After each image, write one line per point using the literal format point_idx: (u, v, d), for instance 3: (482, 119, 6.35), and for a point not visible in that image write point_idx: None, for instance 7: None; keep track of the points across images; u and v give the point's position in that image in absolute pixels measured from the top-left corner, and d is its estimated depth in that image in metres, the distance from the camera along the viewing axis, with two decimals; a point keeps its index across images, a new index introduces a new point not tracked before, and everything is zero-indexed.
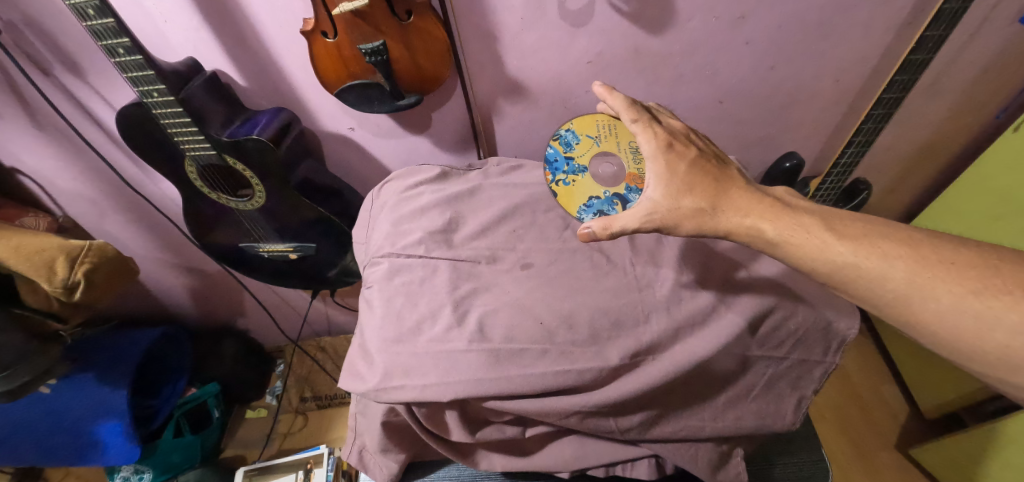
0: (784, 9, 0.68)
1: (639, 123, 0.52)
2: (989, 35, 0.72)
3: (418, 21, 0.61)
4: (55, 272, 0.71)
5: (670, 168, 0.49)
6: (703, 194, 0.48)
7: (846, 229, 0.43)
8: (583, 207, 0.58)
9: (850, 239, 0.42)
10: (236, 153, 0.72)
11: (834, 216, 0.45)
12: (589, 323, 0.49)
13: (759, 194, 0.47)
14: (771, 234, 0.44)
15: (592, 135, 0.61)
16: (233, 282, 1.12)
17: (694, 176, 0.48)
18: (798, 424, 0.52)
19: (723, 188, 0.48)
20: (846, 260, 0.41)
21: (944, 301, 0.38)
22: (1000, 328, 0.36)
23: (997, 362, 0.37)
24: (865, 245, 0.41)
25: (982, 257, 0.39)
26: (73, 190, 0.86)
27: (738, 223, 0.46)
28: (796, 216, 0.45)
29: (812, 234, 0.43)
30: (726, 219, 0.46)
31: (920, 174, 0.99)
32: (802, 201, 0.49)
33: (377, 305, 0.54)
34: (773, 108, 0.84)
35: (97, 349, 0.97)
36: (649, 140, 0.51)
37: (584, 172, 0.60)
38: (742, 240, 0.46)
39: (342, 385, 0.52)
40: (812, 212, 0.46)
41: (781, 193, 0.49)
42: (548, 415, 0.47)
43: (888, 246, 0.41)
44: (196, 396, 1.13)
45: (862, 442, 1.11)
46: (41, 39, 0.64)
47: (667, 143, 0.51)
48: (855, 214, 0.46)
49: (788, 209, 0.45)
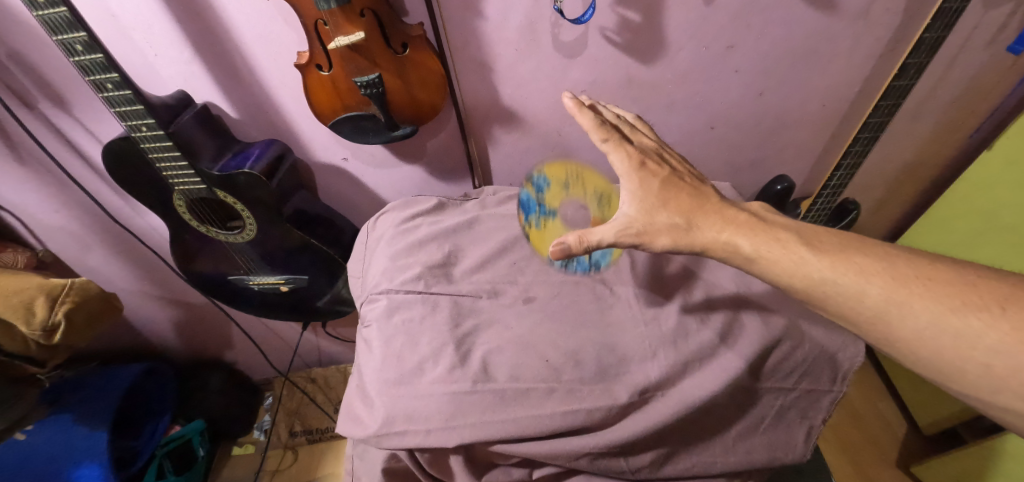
0: (771, 38, 0.70)
1: (609, 143, 0.51)
2: (966, 60, 0.74)
3: (414, 54, 0.61)
4: (34, 313, 0.68)
5: (644, 185, 0.49)
6: (677, 210, 0.47)
7: (823, 244, 0.42)
8: (553, 250, 0.59)
9: (824, 254, 0.41)
10: (227, 188, 0.70)
11: (811, 231, 0.44)
12: (595, 360, 0.48)
13: (734, 210, 0.47)
14: (747, 250, 0.43)
15: (563, 179, 0.62)
16: (220, 313, 1.09)
17: (668, 193, 0.48)
18: (808, 456, 0.50)
19: (699, 204, 0.47)
20: (823, 276, 0.40)
21: (924, 318, 0.36)
22: (981, 347, 0.34)
23: (987, 387, 0.35)
24: (840, 261, 0.40)
25: (960, 274, 0.38)
26: (55, 224, 0.83)
27: (715, 239, 0.45)
28: (774, 230, 0.44)
29: (789, 249, 0.42)
30: (703, 235, 0.45)
31: (906, 194, 1.01)
32: (779, 218, 0.48)
33: (377, 346, 0.53)
34: (763, 132, 0.85)
35: (79, 391, 0.93)
36: (621, 158, 0.50)
37: (554, 214, 0.60)
38: (720, 256, 0.45)
39: (340, 428, 0.50)
40: (790, 227, 0.45)
41: (756, 208, 0.49)
42: (557, 458, 0.45)
43: (865, 263, 0.40)
44: (180, 435, 1.09)
45: (865, 460, 1.10)
46: (26, 73, 0.62)
47: (639, 161, 0.50)
48: (831, 230, 0.45)
49: (763, 224, 0.45)
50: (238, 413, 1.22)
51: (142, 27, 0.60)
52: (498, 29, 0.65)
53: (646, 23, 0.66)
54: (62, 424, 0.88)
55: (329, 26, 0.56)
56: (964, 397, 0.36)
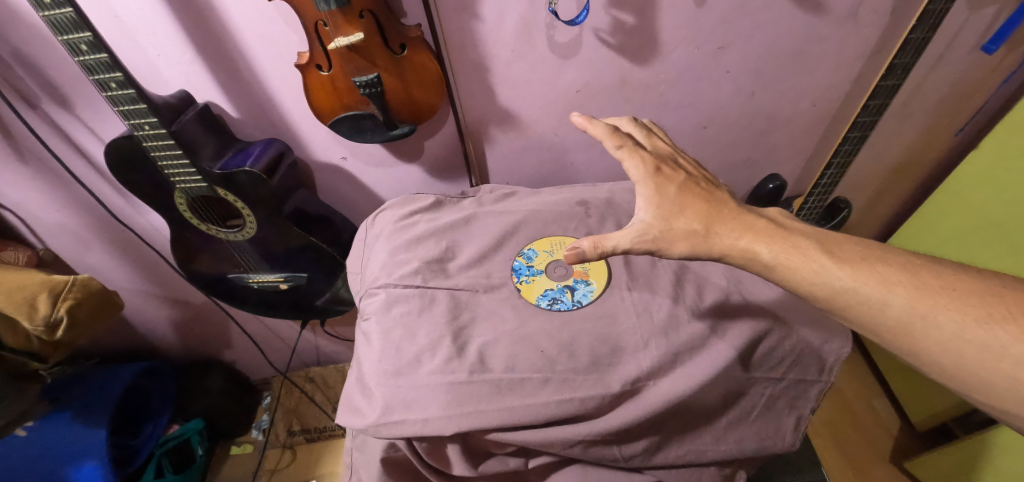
0: (761, 39, 0.72)
1: (624, 149, 0.52)
2: (951, 61, 0.76)
3: (411, 54, 0.62)
4: (37, 309, 0.69)
5: (661, 190, 0.49)
6: (694, 216, 0.48)
7: (843, 252, 0.42)
8: (540, 295, 0.56)
9: (843, 261, 0.42)
10: (227, 186, 0.71)
11: (830, 237, 0.44)
12: (588, 350, 0.49)
13: (750, 215, 0.47)
14: (766, 256, 0.44)
15: (548, 248, 0.62)
16: (219, 312, 1.09)
17: (684, 199, 0.49)
18: (797, 446, 0.51)
19: (715, 210, 0.48)
20: (843, 284, 0.40)
21: (947, 330, 0.36)
22: (1006, 359, 0.34)
23: (1012, 399, 0.34)
24: (862, 268, 0.40)
25: (984, 284, 0.38)
26: (55, 222, 0.84)
27: (732, 245, 0.45)
28: (792, 237, 0.44)
29: (808, 257, 0.42)
30: (720, 241, 0.45)
31: (896, 193, 1.03)
32: (796, 223, 0.48)
33: (375, 338, 0.54)
34: (755, 132, 0.87)
35: (77, 389, 0.94)
36: (636, 165, 0.51)
37: (541, 272, 0.59)
38: (738, 262, 0.45)
39: (340, 420, 0.51)
40: (808, 234, 0.45)
41: (773, 214, 0.49)
42: (551, 446, 0.46)
43: (884, 270, 0.40)
44: (178, 434, 1.10)
45: (857, 455, 1.12)
46: (30, 73, 0.64)
47: (655, 168, 0.51)
48: (851, 237, 0.45)
49: (782, 231, 0.45)
50: (236, 412, 1.22)
51: (145, 27, 0.61)
52: (493, 30, 0.66)
53: (639, 24, 0.68)
54: (61, 420, 0.88)
55: (329, 27, 0.57)
56: (989, 409, 0.36)
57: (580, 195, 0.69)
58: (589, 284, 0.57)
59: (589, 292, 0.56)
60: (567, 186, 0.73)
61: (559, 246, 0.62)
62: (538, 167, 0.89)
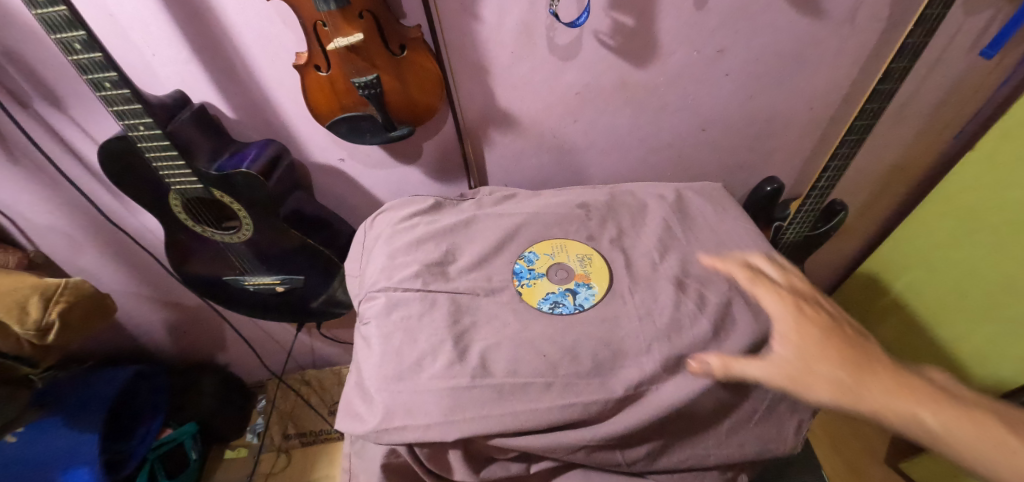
0: (760, 42, 0.72)
1: (762, 286, 0.50)
2: (946, 65, 0.77)
3: (411, 55, 0.62)
4: (28, 313, 0.68)
5: (802, 333, 0.46)
6: (838, 365, 0.44)
7: (950, 405, 0.41)
8: (541, 298, 0.56)
9: (948, 414, 0.40)
10: (224, 187, 0.71)
11: (976, 405, 0.41)
12: (591, 354, 0.49)
13: (913, 377, 0.43)
14: (916, 423, 0.40)
15: (549, 251, 0.61)
16: (213, 314, 1.08)
17: (828, 346, 0.45)
18: (798, 449, 0.51)
19: (863, 365, 0.44)
20: (938, 435, 0.40)
21: None
22: None
23: None
24: (967, 421, 0.40)
25: None
26: (47, 224, 0.83)
27: (885, 408, 0.41)
28: (935, 395, 0.41)
29: (952, 421, 0.40)
30: (871, 399, 0.41)
31: (892, 195, 1.04)
32: (940, 380, 0.44)
33: (375, 342, 0.53)
34: (753, 134, 0.87)
35: (67, 393, 0.93)
36: (776, 302, 0.49)
37: (542, 276, 0.58)
38: (885, 424, 0.41)
39: (339, 425, 0.51)
40: (958, 399, 0.42)
41: (917, 371, 0.45)
42: (554, 451, 0.46)
43: (1009, 436, 0.39)
44: (172, 438, 1.08)
45: (854, 457, 1.13)
46: (23, 73, 0.63)
47: (795, 306, 0.48)
48: (994, 405, 0.42)
49: (926, 389, 0.42)
50: (231, 416, 1.21)
51: (140, 27, 0.60)
52: (494, 32, 0.66)
53: (639, 26, 0.68)
54: (52, 429, 0.87)
55: (328, 27, 0.56)
56: None
57: (581, 197, 0.68)
58: (590, 287, 0.57)
59: (590, 295, 0.56)
60: (567, 188, 0.73)
61: (561, 249, 0.62)
62: (537, 168, 0.88)
